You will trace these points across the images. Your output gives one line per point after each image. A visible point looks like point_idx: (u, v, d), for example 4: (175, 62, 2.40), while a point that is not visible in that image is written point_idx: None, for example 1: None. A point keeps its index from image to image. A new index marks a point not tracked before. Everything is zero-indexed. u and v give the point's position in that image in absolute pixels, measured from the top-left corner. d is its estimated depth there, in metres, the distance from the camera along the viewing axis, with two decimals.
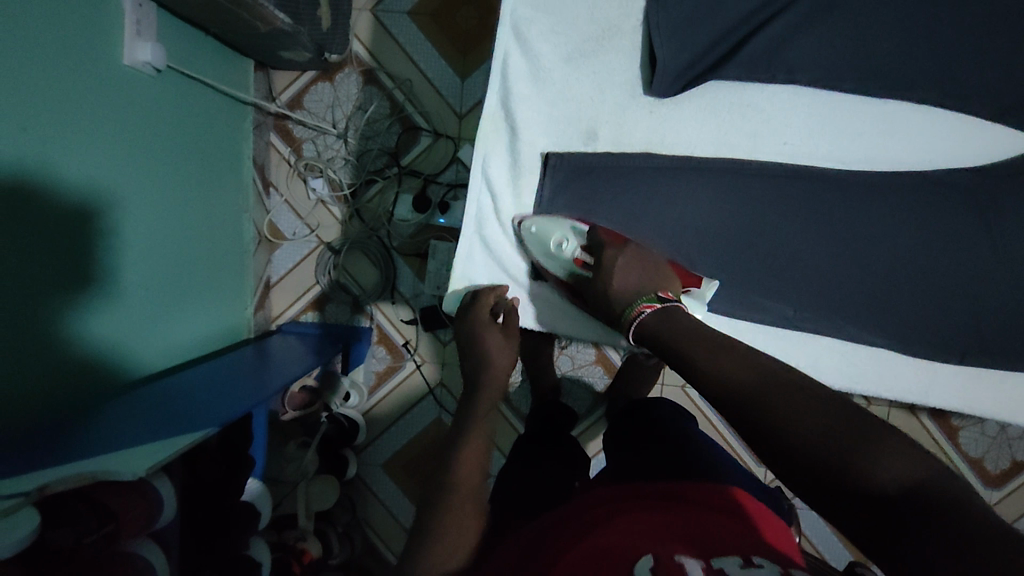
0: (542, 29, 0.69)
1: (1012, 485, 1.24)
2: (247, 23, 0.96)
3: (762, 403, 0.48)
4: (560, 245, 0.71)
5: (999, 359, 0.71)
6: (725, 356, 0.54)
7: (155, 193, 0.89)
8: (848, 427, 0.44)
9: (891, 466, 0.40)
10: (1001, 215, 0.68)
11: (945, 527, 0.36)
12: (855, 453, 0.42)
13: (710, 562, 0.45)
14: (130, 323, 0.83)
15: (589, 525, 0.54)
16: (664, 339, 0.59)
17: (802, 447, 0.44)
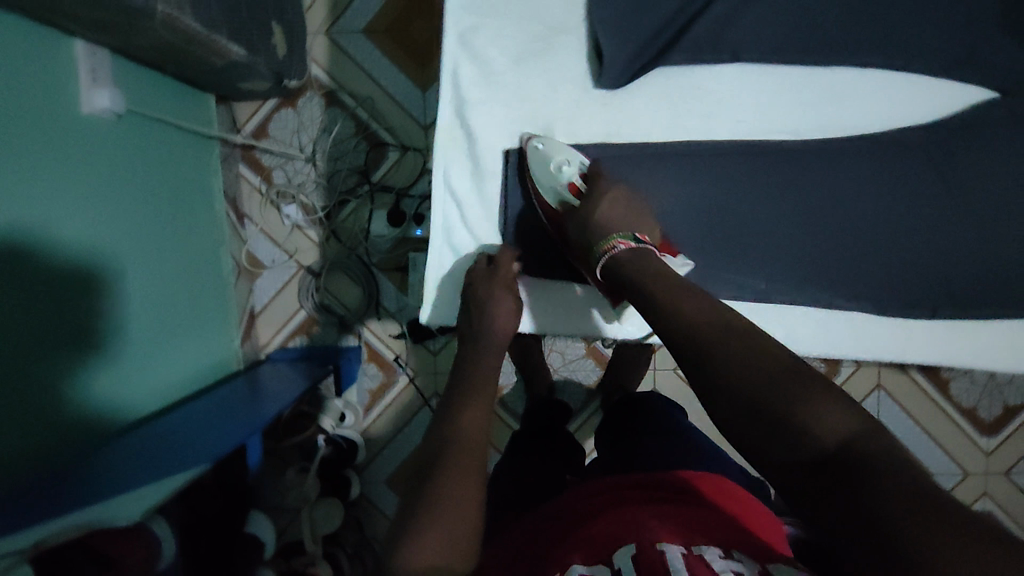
0: (489, 36, 0.70)
1: (1008, 432, 1.25)
2: (202, 60, 0.96)
3: (709, 354, 0.49)
4: (559, 167, 0.70)
5: (971, 309, 0.72)
6: (684, 297, 0.54)
7: (129, 237, 0.89)
8: (795, 373, 0.45)
9: (830, 418, 0.42)
10: (955, 168, 0.70)
11: (876, 476, 0.38)
12: (798, 406, 0.43)
13: (690, 547, 0.46)
14: (112, 368, 0.83)
15: (568, 522, 0.55)
16: (632, 281, 0.58)
17: (749, 391, 0.45)
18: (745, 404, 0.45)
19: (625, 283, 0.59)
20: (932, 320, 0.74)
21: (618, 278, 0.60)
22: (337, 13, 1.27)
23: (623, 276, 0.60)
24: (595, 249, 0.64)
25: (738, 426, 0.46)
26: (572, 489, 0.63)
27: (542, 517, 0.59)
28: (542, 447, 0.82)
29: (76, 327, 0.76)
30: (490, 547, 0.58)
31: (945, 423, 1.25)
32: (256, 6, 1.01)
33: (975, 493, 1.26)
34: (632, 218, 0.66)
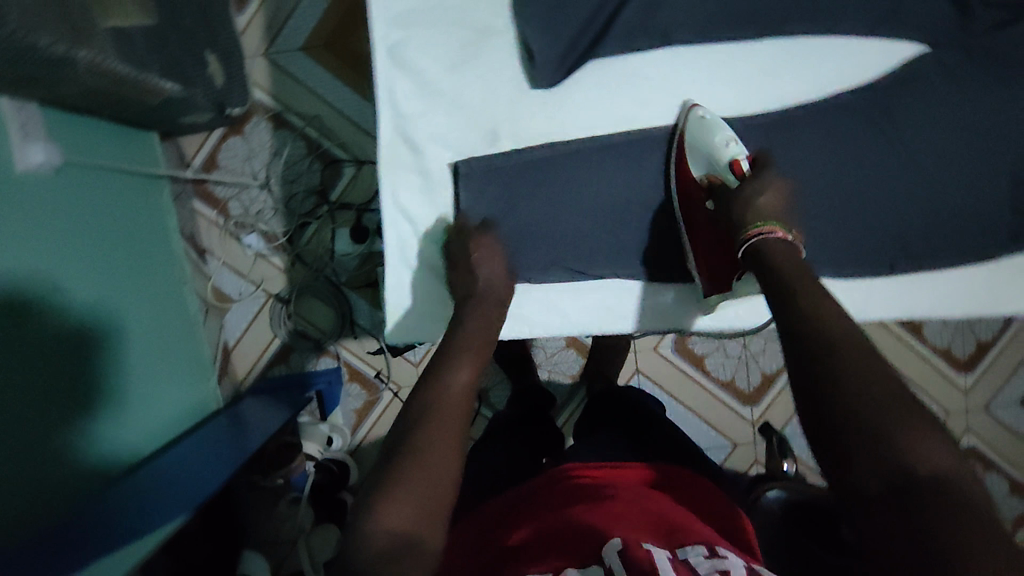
0: (419, 47, 0.70)
1: (983, 368, 1.28)
2: (135, 100, 0.94)
3: (829, 354, 0.49)
4: (727, 142, 0.68)
5: (925, 259, 0.73)
6: (818, 300, 0.54)
7: (85, 290, 0.87)
8: (902, 390, 0.46)
9: (928, 447, 0.43)
10: (897, 124, 0.72)
11: (957, 516, 0.39)
12: (898, 425, 0.44)
13: (675, 553, 0.48)
14: (84, 426, 0.81)
15: (534, 518, 0.57)
16: (772, 269, 0.58)
17: (855, 396, 0.46)
18: (842, 413, 0.45)
19: (764, 270, 0.59)
20: (894, 275, 0.74)
21: (758, 264, 0.60)
22: (273, 34, 1.25)
23: (762, 263, 0.60)
24: (746, 228, 0.63)
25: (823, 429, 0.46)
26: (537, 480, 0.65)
27: (510, 514, 0.61)
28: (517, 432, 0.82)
29: (39, 391, 0.74)
30: (456, 545, 0.60)
31: (923, 367, 1.28)
32: (184, 39, 0.99)
33: (959, 430, 1.28)
34: (777, 210, 0.64)
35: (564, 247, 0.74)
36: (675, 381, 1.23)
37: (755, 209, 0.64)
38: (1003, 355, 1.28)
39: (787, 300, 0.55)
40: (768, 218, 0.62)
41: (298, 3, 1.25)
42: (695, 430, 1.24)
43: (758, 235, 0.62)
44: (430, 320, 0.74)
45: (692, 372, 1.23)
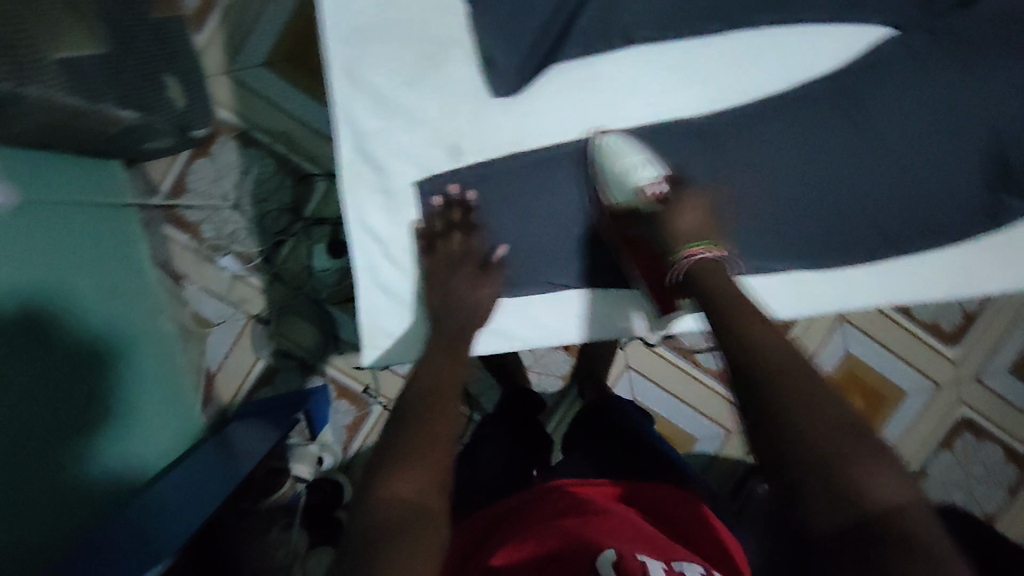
0: (376, 64, 0.68)
1: (971, 338, 1.28)
2: (93, 130, 0.92)
3: (773, 391, 0.50)
4: (637, 169, 0.69)
5: (902, 243, 0.73)
6: (763, 335, 0.55)
7: (60, 330, 0.85)
8: (850, 427, 0.47)
9: (877, 483, 0.44)
10: (864, 107, 0.71)
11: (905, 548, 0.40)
12: (846, 463, 0.45)
13: (670, 566, 0.48)
14: (60, 473, 0.79)
15: (511, 535, 0.56)
16: (709, 295, 0.61)
17: (801, 435, 0.47)
18: (790, 452, 0.46)
19: (705, 299, 0.61)
20: (852, 267, 0.74)
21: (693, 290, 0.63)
22: (233, 51, 1.23)
23: (700, 293, 0.62)
24: (673, 252, 0.67)
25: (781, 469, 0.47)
26: (519, 497, 0.64)
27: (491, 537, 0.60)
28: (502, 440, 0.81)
29: (12, 440, 0.73)
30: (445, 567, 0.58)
31: (910, 341, 1.28)
32: (140, 64, 0.96)
33: (949, 402, 1.29)
34: (704, 228, 0.68)
35: (543, 261, 0.73)
36: (666, 375, 1.23)
37: (679, 232, 0.67)
38: (990, 324, 1.27)
39: (735, 335, 0.56)
40: (695, 238, 0.66)
41: (257, 18, 1.23)
42: (688, 421, 1.24)
43: (684, 258, 0.65)
44: (408, 341, 0.73)
45: (682, 364, 1.23)
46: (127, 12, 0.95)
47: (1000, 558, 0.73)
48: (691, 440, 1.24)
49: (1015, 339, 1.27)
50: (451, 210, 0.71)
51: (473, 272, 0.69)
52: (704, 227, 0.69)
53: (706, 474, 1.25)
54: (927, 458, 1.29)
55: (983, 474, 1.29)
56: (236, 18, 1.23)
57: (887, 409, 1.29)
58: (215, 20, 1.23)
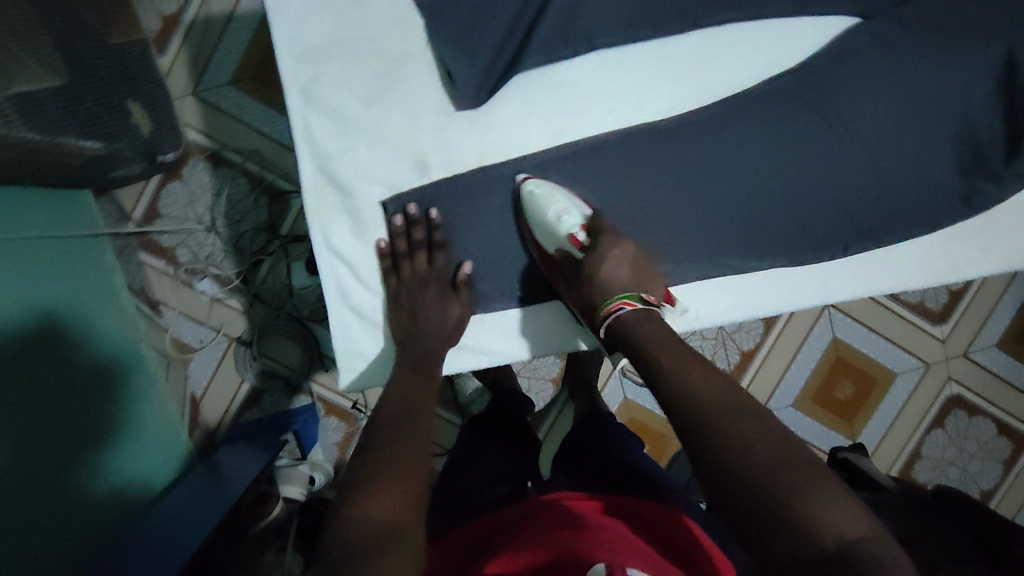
0: (335, 83, 0.67)
1: (957, 315, 1.28)
2: (57, 165, 0.90)
3: (713, 430, 0.49)
4: (558, 217, 0.67)
5: (882, 233, 0.72)
6: (693, 371, 0.55)
7: (40, 367, 0.84)
8: (795, 459, 0.46)
9: (830, 517, 0.42)
10: (834, 98, 0.70)
11: None
12: (796, 498, 0.43)
13: None
14: (48, 514, 0.78)
15: (498, 554, 0.54)
16: (635, 342, 0.60)
17: (748, 474, 0.45)
18: (740, 494, 0.45)
19: (631, 346, 0.60)
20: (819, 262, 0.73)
21: (622, 339, 0.62)
22: (198, 72, 1.21)
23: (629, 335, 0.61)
24: (600, 308, 0.65)
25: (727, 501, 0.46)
26: (506, 513, 0.62)
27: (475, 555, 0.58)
28: (491, 448, 0.79)
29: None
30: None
31: (897, 322, 1.28)
32: (101, 93, 0.95)
33: (940, 381, 1.29)
34: (632, 277, 0.66)
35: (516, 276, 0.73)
36: None
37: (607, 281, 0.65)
38: (976, 302, 1.28)
39: (668, 372, 0.56)
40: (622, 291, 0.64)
41: (221, 37, 1.21)
42: None
43: (612, 311, 0.63)
44: (387, 361, 0.72)
45: None
46: (85, 41, 0.94)
47: (996, 540, 0.72)
48: None
49: (1001, 313, 1.28)
50: (411, 229, 0.69)
51: (440, 293, 0.70)
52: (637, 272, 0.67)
53: None
54: (920, 437, 1.29)
55: (976, 449, 1.29)
56: (200, 37, 1.21)
57: (877, 391, 1.29)
58: (178, 41, 1.21)
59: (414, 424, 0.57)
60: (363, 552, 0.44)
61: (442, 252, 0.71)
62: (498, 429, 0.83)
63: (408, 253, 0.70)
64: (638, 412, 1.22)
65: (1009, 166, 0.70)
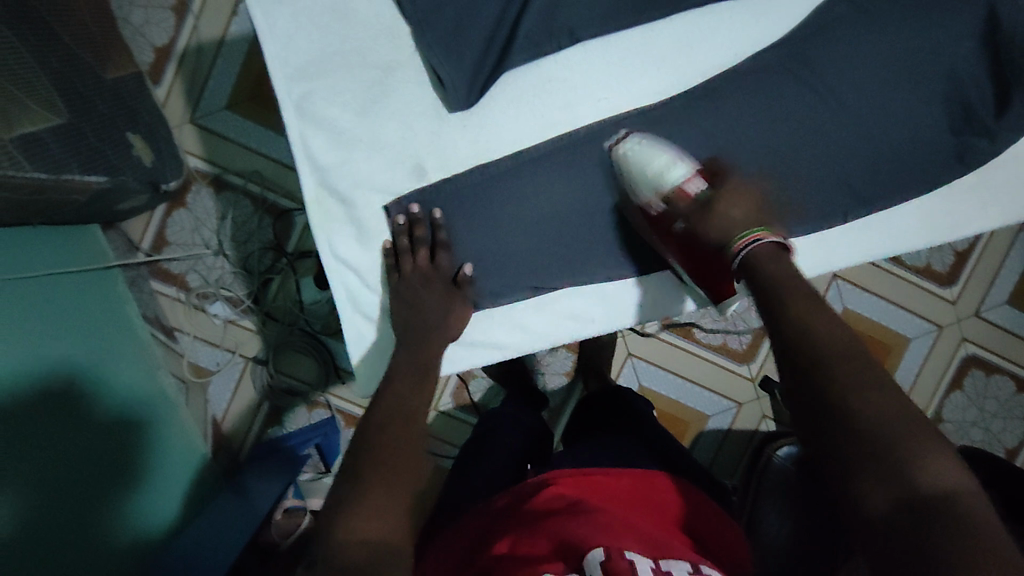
0: (326, 97, 0.68)
1: (966, 275, 1.28)
2: (64, 202, 0.92)
3: (833, 370, 0.50)
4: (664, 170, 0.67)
5: (879, 201, 0.73)
6: (819, 314, 0.55)
7: (66, 401, 0.86)
8: (912, 412, 0.47)
9: (941, 468, 0.43)
10: (817, 70, 0.71)
11: (965, 532, 0.39)
12: (909, 446, 0.44)
13: (659, 563, 0.47)
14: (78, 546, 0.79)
15: (507, 538, 0.54)
16: (767, 285, 0.60)
17: (864, 416, 0.46)
18: (851, 432, 0.46)
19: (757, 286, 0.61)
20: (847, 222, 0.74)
21: (752, 277, 0.62)
22: (194, 99, 1.23)
23: (758, 284, 0.61)
24: (731, 241, 0.65)
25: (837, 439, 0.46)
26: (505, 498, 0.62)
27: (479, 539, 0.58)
28: (501, 441, 0.79)
29: (21, 518, 0.73)
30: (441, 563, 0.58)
31: (906, 287, 1.28)
32: (99, 127, 0.96)
33: (954, 343, 1.29)
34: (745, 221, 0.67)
35: (518, 270, 0.73)
36: (669, 356, 1.23)
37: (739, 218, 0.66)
38: (983, 260, 1.28)
39: (793, 312, 0.56)
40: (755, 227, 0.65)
41: (213, 64, 1.23)
42: (697, 399, 1.23)
43: (745, 245, 0.64)
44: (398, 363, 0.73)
45: (682, 343, 1.23)
46: (80, 77, 0.95)
47: None
48: (702, 417, 1.24)
49: (1010, 270, 1.28)
50: (413, 227, 0.70)
51: (445, 292, 0.70)
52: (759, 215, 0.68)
53: (721, 448, 1.24)
54: (939, 400, 1.29)
55: (997, 409, 1.29)
56: (193, 66, 1.23)
57: (892, 356, 1.29)
58: (172, 71, 1.22)
59: (409, 416, 0.58)
60: (384, 549, 0.44)
61: (444, 251, 0.71)
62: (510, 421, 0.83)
63: (410, 250, 0.71)
64: (655, 398, 1.23)
65: (1001, 122, 0.70)
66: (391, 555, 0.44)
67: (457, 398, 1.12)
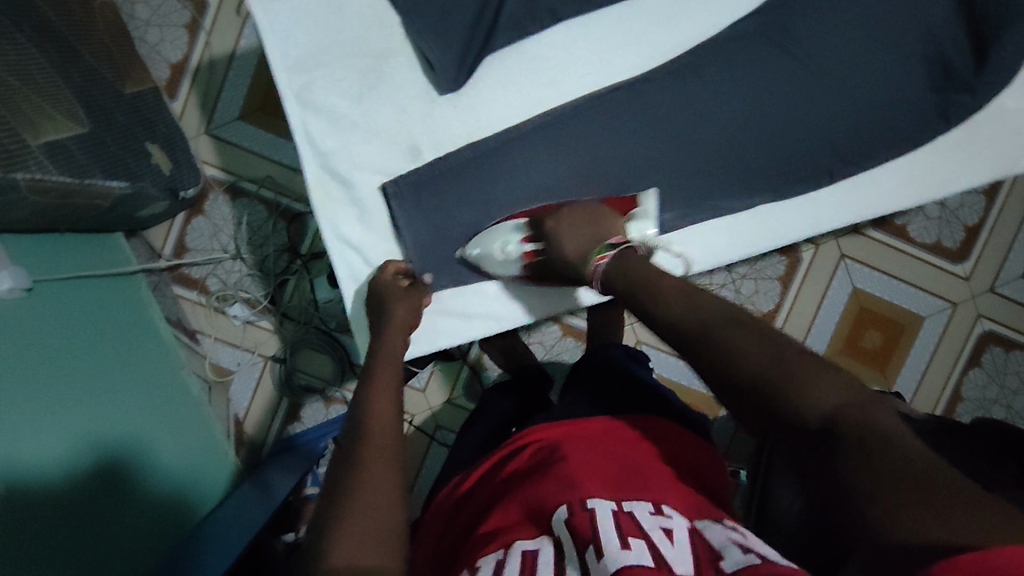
0: (323, 85, 0.72)
1: (978, 250, 1.27)
2: (90, 206, 0.96)
3: (701, 339, 0.51)
4: (504, 250, 0.75)
5: (861, 164, 0.78)
6: (676, 289, 0.57)
7: (95, 394, 0.90)
8: (787, 348, 0.47)
9: (823, 395, 0.43)
10: (799, 39, 0.73)
11: (853, 454, 0.40)
12: (790, 382, 0.45)
13: (620, 505, 0.51)
14: (100, 538, 0.82)
15: (492, 501, 0.58)
16: (621, 287, 0.62)
17: (743, 371, 0.47)
18: (740, 389, 0.47)
19: (616, 289, 0.63)
20: (754, 207, 0.81)
21: (608, 290, 0.64)
22: (208, 112, 1.28)
23: (611, 285, 0.63)
24: (586, 268, 0.68)
25: (739, 412, 0.48)
26: (477, 467, 0.65)
27: (459, 509, 0.62)
28: (501, 408, 0.82)
29: (50, 503, 0.76)
30: (437, 523, 0.63)
31: (917, 265, 1.27)
32: (120, 137, 1.01)
33: (971, 319, 1.27)
34: (598, 231, 0.70)
35: None
36: None
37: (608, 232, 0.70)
38: (995, 235, 1.27)
39: (651, 296, 0.58)
40: (598, 247, 0.67)
41: (225, 77, 1.28)
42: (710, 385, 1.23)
43: (595, 268, 0.66)
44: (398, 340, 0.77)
45: None
46: (100, 90, 1.00)
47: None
48: (717, 402, 1.23)
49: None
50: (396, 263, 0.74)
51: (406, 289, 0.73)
52: (598, 221, 0.72)
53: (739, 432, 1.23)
54: (960, 376, 1.28)
55: (1018, 384, 1.28)
56: (207, 80, 1.28)
57: (907, 334, 1.27)
58: (188, 86, 1.28)
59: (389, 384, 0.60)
60: (366, 500, 0.48)
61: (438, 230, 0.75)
62: (508, 391, 0.86)
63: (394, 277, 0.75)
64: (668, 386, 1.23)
65: (981, 77, 0.73)
66: (371, 503, 0.48)
67: (469, 387, 1.15)
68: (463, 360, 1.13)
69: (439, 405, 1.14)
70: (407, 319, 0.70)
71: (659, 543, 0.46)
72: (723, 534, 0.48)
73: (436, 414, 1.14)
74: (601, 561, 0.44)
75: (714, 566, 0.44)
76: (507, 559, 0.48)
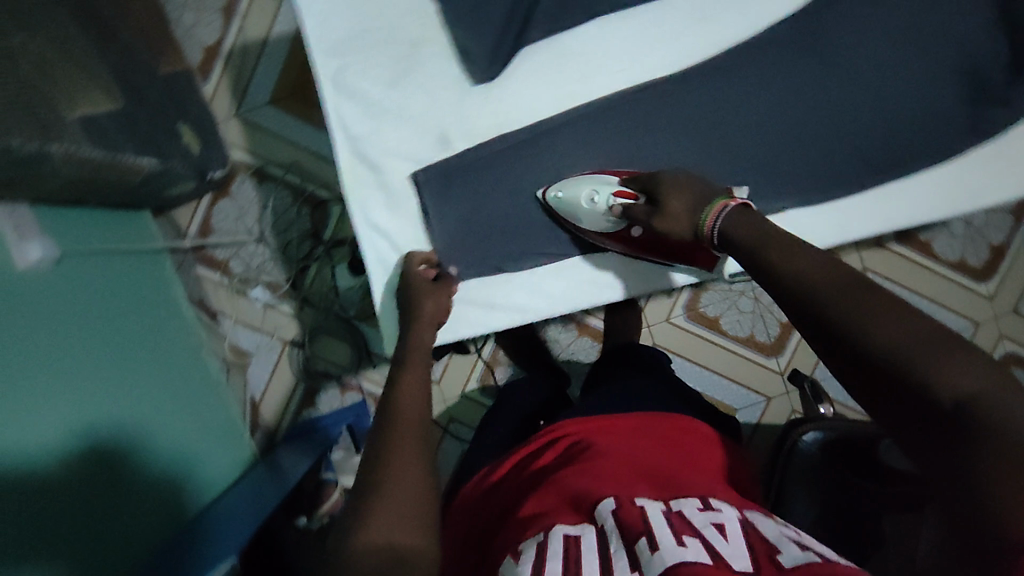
0: (359, 71, 0.73)
1: (1002, 270, 1.26)
2: (120, 181, 0.98)
3: (828, 309, 0.50)
4: (592, 198, 0.73)
5: (891, 173, 0.77)
6: (800, 255, 0.55)
7: (116, 368, 0.91)
8: (921, 327, 0.46)
9: (957, 378, 0.42)
10: (830, 43, 0.75)
11: (983, 446, 0.39)
12: (919, 361, 0.44)
13: (670, 505, 0.51)
14: (120, 509, 0.84)
15: (524, 493, 0.58)
16: (740, 246, 0.60)
17: (871, 345, 0.46)
18: (864, 363, 0.47)
19: (731, 247, 0.61)
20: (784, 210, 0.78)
21: (722, 242, 0.62)
22: (239, 95, 1.29)
23: (728, 240, 0.61)
24: (700, 219, 0.64)
25: (859, 386, 0.48)
26: (504, 461, 0.65)
27: (487, 499, 0.62)
28: (518, 403, 0.82)
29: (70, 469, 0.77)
30: (466, 513, 0.63)
31: (940, 283, 1.26)
32: (152, 115, 1.02)
33: (992, 340, 1.26)
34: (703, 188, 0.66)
35: (539, 236, 0.79)
36: (689, 348, 1.22)
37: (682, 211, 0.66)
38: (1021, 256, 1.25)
39: (775, 257, 0.56)
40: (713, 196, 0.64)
41: (257, 62, 1.30)
42: (724, 393, 1.22)
43: (714, 219, 0.63)
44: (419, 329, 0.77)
45: (708, 333, 1.22)
46: (136, 69, 1.02)
47: None
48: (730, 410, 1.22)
49: None
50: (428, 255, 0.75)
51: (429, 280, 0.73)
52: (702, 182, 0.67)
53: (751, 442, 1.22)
54: None
55: None
56: (240, 63, 1.30)
57: None
58: (221, 68, 1.29)
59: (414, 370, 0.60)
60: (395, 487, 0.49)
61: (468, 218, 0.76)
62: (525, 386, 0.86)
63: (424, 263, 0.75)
64: None
65: (1014, 90, 0.73)
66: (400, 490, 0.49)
67: (484, 382, 1.15)
68: (478, 354, 1.14)
69: (453, 398, 1.14)
70: (429, 308, 0.71)
71: (713, 540, 0.45)
72: (776, 531, 0.49)
73: (450, 407, 1.14)
74: (657, 554, 0.43)
75: (772, 563, 0.43)
76: (551, 540, 0.48)
